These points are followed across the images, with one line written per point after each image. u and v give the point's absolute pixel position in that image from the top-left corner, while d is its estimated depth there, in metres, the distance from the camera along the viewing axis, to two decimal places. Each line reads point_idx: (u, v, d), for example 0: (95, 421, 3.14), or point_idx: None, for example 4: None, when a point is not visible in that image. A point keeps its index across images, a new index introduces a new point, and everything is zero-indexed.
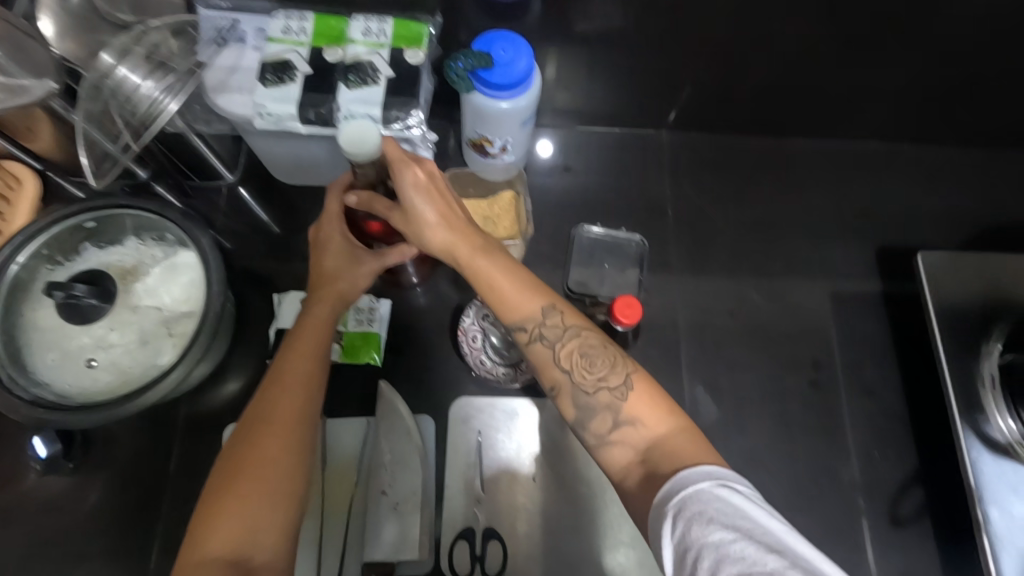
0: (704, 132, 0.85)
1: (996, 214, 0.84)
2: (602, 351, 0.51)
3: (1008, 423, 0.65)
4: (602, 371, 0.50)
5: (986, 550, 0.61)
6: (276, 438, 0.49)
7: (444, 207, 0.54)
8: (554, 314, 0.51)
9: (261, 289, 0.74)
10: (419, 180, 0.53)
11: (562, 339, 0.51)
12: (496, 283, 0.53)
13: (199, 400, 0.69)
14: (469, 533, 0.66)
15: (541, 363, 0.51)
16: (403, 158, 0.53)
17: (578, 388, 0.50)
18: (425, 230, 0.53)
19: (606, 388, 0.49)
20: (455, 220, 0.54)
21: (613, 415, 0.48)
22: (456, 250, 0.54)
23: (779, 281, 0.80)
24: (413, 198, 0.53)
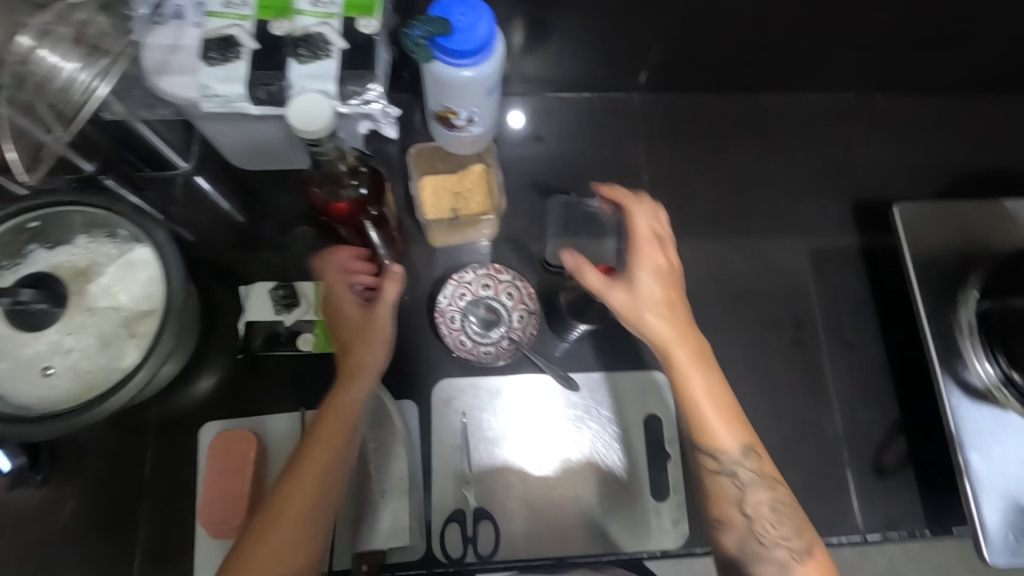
0: (678, 91, 0.83)
1: (968, 160, 0.84)
2: (789, 507, 0.54)
3: (986, 367, 0.66)
4: (785, 530, 0.53)
5: (968, 494, 0.63)
6: (305, 520, 0.51)
7: (671, 299, 0.56)
8: (752, 456, 0.55)
9: (226, 281, 0.71)
10: (659, 266, 0.56)
11: (752, 484, 0.54)
12: (702, 409, 0.54)
13: (172, 399, 0.67)
14: (459, 515, 0.65)
15: (721, 494, 0.54)
16: (653, 243, 0.57)
17: (753, 534, 0.53)
18: (648, 313, 0.55)
19: (784, 546, 0.53)
20: (684, 322, 0.56)
21: (779, 570, 0.52)
22: (671, 350, 0.55)
23: (757, 241, 0.80)
24: (647, 281, 0.55)
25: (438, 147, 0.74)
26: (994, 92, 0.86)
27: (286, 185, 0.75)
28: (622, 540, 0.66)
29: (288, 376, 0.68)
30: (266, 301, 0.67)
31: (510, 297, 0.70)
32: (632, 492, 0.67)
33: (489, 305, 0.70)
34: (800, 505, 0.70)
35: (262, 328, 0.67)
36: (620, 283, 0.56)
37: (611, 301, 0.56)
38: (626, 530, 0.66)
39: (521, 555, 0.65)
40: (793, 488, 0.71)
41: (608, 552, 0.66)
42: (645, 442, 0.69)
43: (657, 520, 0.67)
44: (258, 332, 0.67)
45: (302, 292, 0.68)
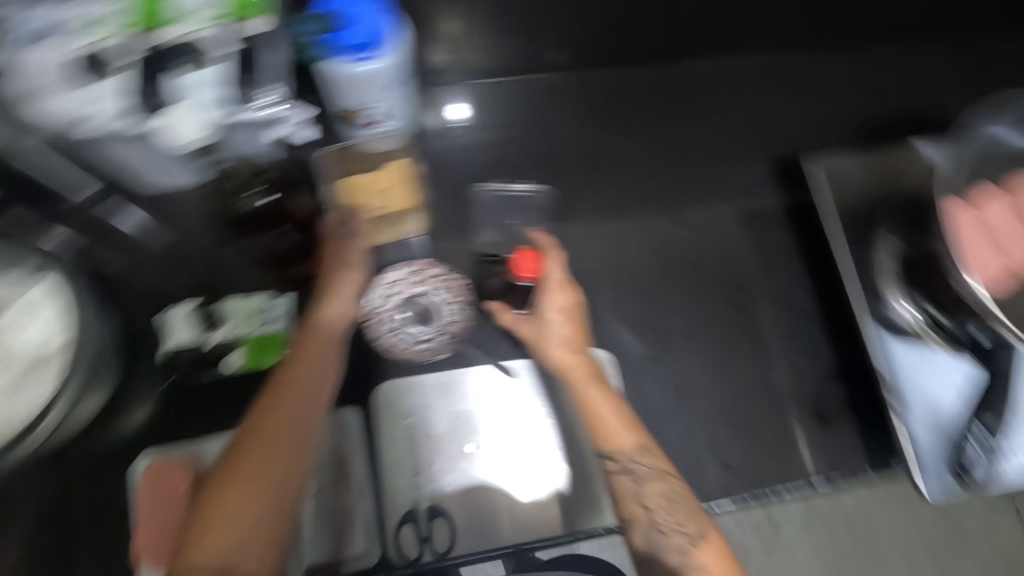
0: (598, 67, 0.82)
1: (879, 108, 0.86)
2: (684, 498, 0.55)
3: (912, 312, 0.68)
4: (682, 517, 0.53)
5: (899, 429, 0.65)
6: (285, 442, 0.50)
7: (570, 331, 0.67)
8: (645, 454, 0.57)
9: (145, 306, 0.68)
10: (561, 303, 0.68)
11: (648, 479, 0.55)
12: (600, 415, 0.60)
13: (96, 436, 0.64)
14: (413, 514, 0.64)
15: (623, 493, 0.55)
16: (559, 281, 0.69)
17: (654, 525, 0.53)
18: (548, 341, 0.66)
19: (681, 532, 0.52)
20: (578, 347, 0.66)
21: (679, 555, 0.51)
22: (568, 371, 0.64)
23: (685, 208, 0.80)
24: (551, 314, 0.68)
25: (346, 148, 0.68)
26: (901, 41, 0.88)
27: None
28: (578, 520, 0.66)
29: (221, 397, 0.66)
30: (189, 323, 0.66)
31: (443, 294, 0.71)
32: (583, 470, 0.68)
33: (421, 304, 0.71)
34: (747, 460, 0.72)
35: (187, 352, 0.65)
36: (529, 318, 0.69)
37: (524, 333, 0.69)
38: (581, 509, 0.66)
39: (478, 548, 0.64)
40: (740, 445, 0.72)
41: (566, 534, 0.65)
42: None
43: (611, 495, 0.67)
44: (184, 356, 0.65)
45: (226, 310, 0.67)
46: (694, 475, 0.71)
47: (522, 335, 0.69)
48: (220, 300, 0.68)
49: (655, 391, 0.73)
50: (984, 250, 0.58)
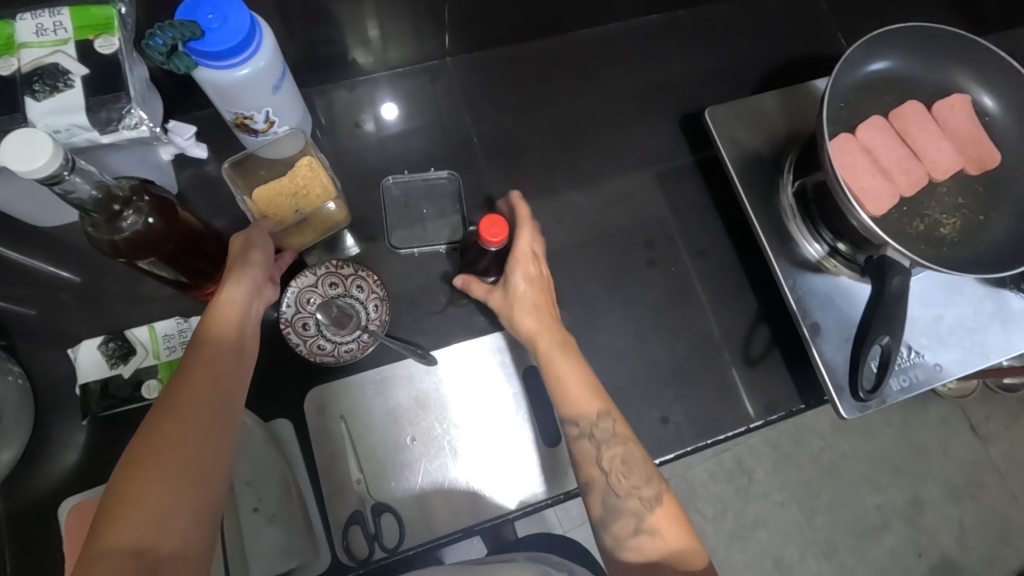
0: (489, 49, 0.83)
1: (774, 55, 0.88)
2: (642, 462, 0.54)
3: (815, 246, 0.71)
4: (638, 480, 0.53)
5: (817, 359, 0.67)
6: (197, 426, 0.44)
7: (540, 300, 0.61)
8: (608, 420, 0.55)
9: (55, 349, 0.66)
10: (530, 273, 0.61)
11: (609, 443, 0.54)
12: (564, 379, 0.57)
13: (20, 490, 0.62)
14: (358, 516, 0.64)
15: (583, 458, 0.54)
16: (526, 253, 0.61)
17: (610, 489, 0.53)
18: (514, 310, 0.61)
19: (637, 496, 0.52)
20: (547, 316, 0.61)
21: (636, 520, 0.51)
22: (537, 340, 0.60)
23: (597, 175, 0.81)
24: (519, 286, 0.61)
25: (250, 156, 0.67)
26: None
27: None
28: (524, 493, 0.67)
29: None
30: (97, 358, 0.64)
31: (360, 290, 0.69)
32: (524, 444, 0.69)
33: (342, 303, 0.68)
34: (687, 413, 0.73)
35: (100, 387, 0.63)
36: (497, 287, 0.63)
37: (492, 299, 0.64)
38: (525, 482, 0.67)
39: (430, 536, 0.65)
40: (678, 399, 0.73)
41: (516, 509, 0.66)
42: (527, 393, 0.71)
43: (554, 465, 0.68)
44: (93, 394, 0.63)
45: (135, 339, 0.64)
46: (636, 433, 0.71)
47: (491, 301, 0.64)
48: (128, 330, 0.65)
49: (588, 358, 0.74)
50: (872, 180, 0.63)
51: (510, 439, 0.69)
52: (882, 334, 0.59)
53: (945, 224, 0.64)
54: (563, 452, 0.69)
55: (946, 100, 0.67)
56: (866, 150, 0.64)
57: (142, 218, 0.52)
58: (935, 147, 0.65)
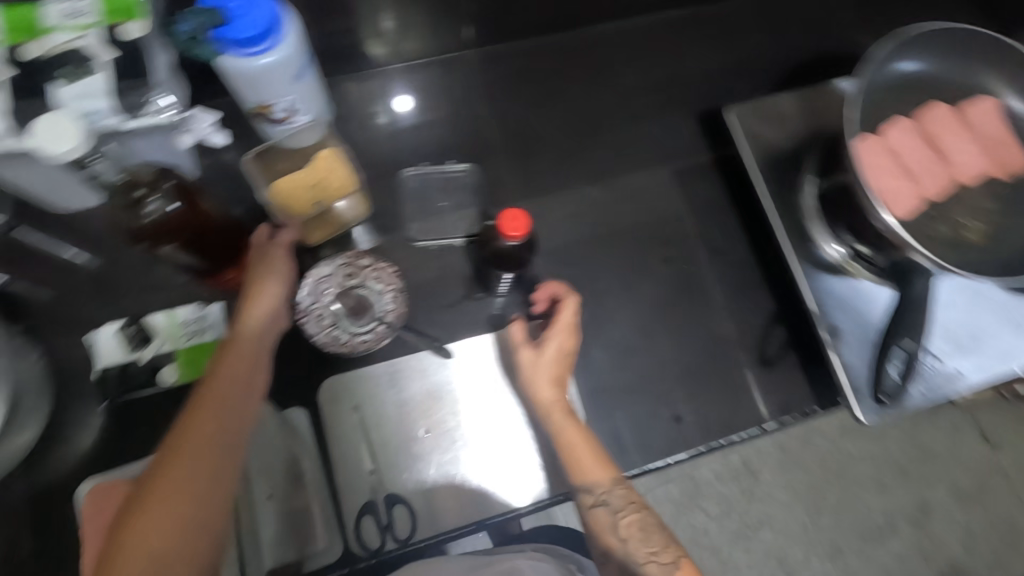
0: (508, 41, 0.83)
1: (796, 51, 0.87)
2: (659, 529, 0.55)
3: (836, 247, 0.70)
4: (655, 546, 0.54)
5: (834, 361, 0.66)
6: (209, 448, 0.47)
7: (563, 375, 0.63)
8: (620, 487, 0.57)
9: (69, 333, 0.66)
10: (565, 347, 0.63)
11: (625, 509, 0.56)
12: (575, 450, 0.59)
13: (36, 473, 0.62)
14: (371, 505, 0.64)
15: (600, 527, 0.55)
16: (566, 327, 0.63)
17: (630, 558, 0.54)
18: (537, 377, 0.62)
19: (656, 562, 0.53)
20: (564, 391, 0.63)
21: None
22: (551, 414, 0.61)
23: (614, 170, 0.81)
24: (547, 354, 0.63)
25: (272, 146, 0.68)
26: None
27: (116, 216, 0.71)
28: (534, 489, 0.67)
29: (159, 415, 0.64)
30: (116, 344, 0.64)
31: (377, 282, 0.69)
32: (537, 439, 0.69)
33: (359, 295, 0.69)
34: (698, 413, 0.73)
35: (119, 371, 0.64)
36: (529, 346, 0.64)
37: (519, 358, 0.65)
38: (536, 479, 0.67)
39: (439, 529, 0.65)
40: (690, 399, 0.73)
41: (526, 505, 0.66)
42: None
43: (565, 461, 0.68)
44: (114, 378, 0.64)
45: (153, 326, 0.65)
46: (649, 431, 0.71)
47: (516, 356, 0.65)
48: (146, 316, 0.65)
49: (602, 355, 0.73)
50: (897, 182, 0.62)
51: (521, 435, 0.69)
52: (904, 337, 0.64)
53: (969, 229, 0.64)
54: None
55: (974, 100, 0.65)
56: (893, 152, 0.63)
57: (164, 204, 0.53)
58: (961, 150, 0.64)
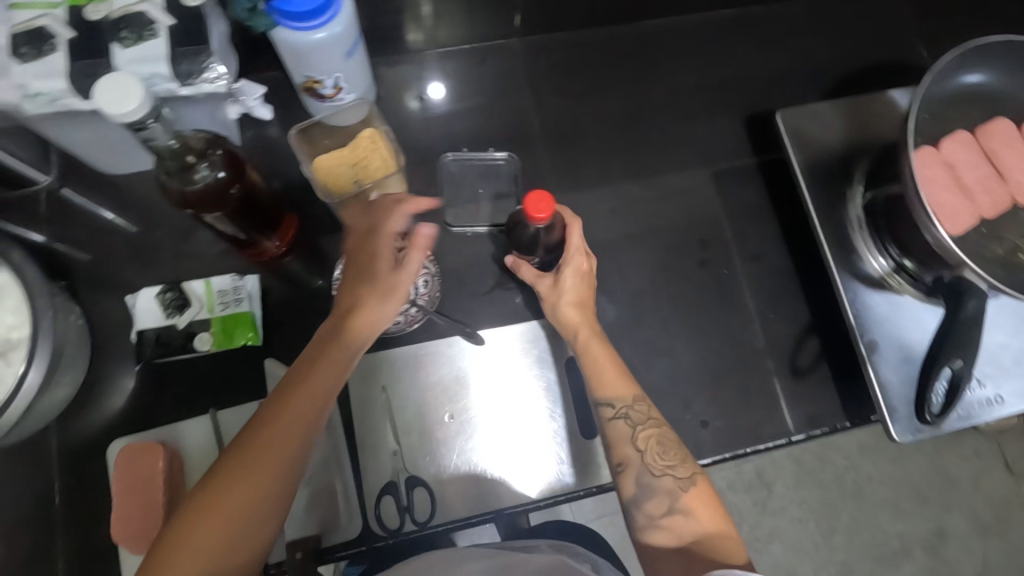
0: (557, 31, 0.82)
1: (850, 58, 0.85)
2: (676, 445, 0.56)
3: (880, 261, 0.68)
4: (672, 461, 0.55)
5: (871, 376, 0.65)
6: (265, 476, 0.46)
7: (586, 294, 0.63)
8: (642, 404, 0.57)
9: (114, 295, 0.68)
10: (582, 268, 0.63)
11: (644, 424, 0.56)
12: (600, 361, 0.59)
13: (74, 427, 0.65)
14: (392, 486, 0.64)
15: (617, 438, 0.56)
16: (579, 248, 0.63)
17: (645, 469, 0.55)
18: (562, 302, 0.62)
19: (671, 476, 0.54)
20: (587, 308, 0.63)
21: (670, 500, 0.53)
22: (577, 330, 0.62)
23: (655, 168, 0.80)
24: (568, 281, 0.63)
25: (315, 121, 0.69)
26: None
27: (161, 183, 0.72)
28: (555, 483, 0.67)
29: (192, 381, 0.65)
30: (154, 307, 0.65)
31: None
32: (561, 434, 0.68)
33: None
34: (724, 419, 0.72)
35: (155, 334, 0.64)
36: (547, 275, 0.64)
37: (539, 287, 0.65)
38: (557, 473, 0.67)
39: (459, 515, 0.65)
40: (717, 404, 0.72)
41: (546, 498, 0.66)
42: (569, 384, 0.70)
43: (588, 458, 0.67)
44: (149, 341, 0.64)
45: (191, 292, 0.65)
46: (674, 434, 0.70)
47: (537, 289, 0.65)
48: (184, 282, 0.66)
49: (631, 353, 0.73)
50: (951, 198, 0.61)
51: (546, 428, 0.68)
52: (954, 359, 0.61)
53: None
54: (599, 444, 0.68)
55: None
56: (948, 166, 0.62)
57: (214, 172, 0.53)
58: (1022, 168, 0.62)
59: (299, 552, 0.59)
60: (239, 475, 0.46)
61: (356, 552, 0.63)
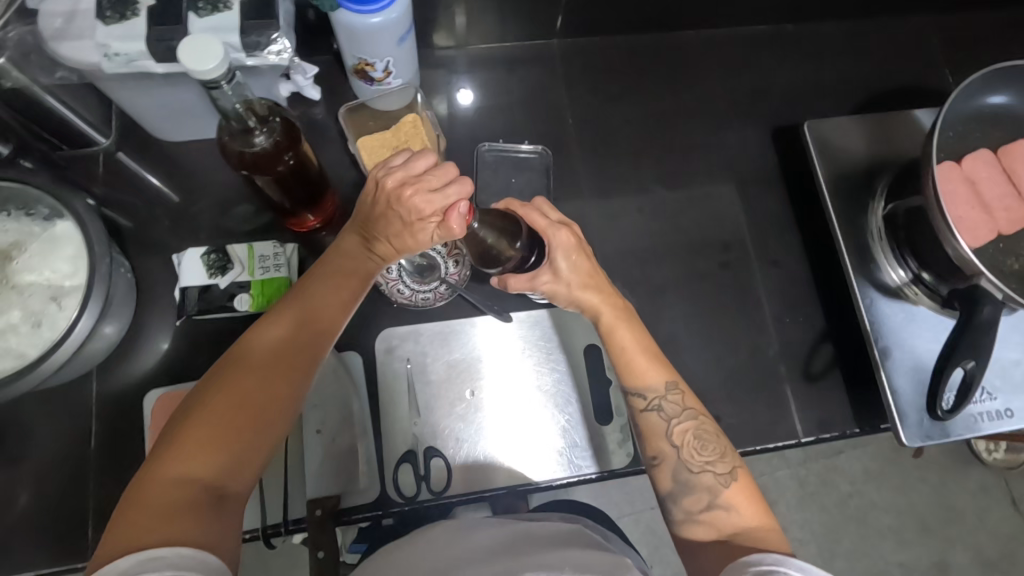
0: (596, 35, 0.85)
1: (877, 79, 0.88)
2: (715, 437, 0.55)
3: (899, 272, 0.70)
4: (711, 455, 0.54)
5: (883, 381, 0.67)
6: (271, 391, 0.46)
7: (589, 268, 0.60)
8: (676, 392, 0.56)
9: (161, 253, 0.72)
10: (569, 244, 0.59)
11: (679, 417, 0.56)
12: (628, 350, 0.58)
13: (116, 374, 0.68)
14: (410, 455, 0.67)
15: (652, 432, 0.56)
16: (552, 224, 0.59)
17: (682, 464, 0.54)
18: (571, 291, 0.59)
19: (711, 472, 0.53)
20: (600, 285, 0.59)
21: (709, 496, 0.53)
22: (600, 311, 0.59)
23: (682, 170, 0.82)
24: (563, 264, 0.59)
25: (363, 103, 0.73)
26: (895, 14, 0.90)
27: (211, 152, 0.76)
28: (567, 464, 0.69)
29: (229, 340, 0.69)
30: (198, 266, 0.69)
31: (443, 245, 0.71)
32: (576, 418, 0.70)
33: (431, 256, 0.72)
34: (736, 416, 0.73)
35: (198, 291, 0.68)
36: (541, 271, 0.59)
37: (540, 288, 0.60)
38: (570, 455, 0.69)
39: (473, 488, 0.67)
40: (730, 401, 0.74)
41: (558, 478, 0.68)
42: (587, 371, 0.72)
43: (601, 443, 0.70)
44: (192, 299, 0.68)
45: (234, 254, 0.69)
46: None
47: (540, 290, 0.60)
48: (228, 245, 0.69)
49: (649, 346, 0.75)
50: (971, 212, 0.64)
51: (561, 411, 0.71)
52: (966, 359, 0.59)
53: None
54: (613, 430, 0.70)
55: None
56: (969, 182, 0.65)
57: (271, 138, 0.56)
58: None
59: (319, 510, 0.62)
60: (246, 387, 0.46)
61: (372, 515, 0.65)
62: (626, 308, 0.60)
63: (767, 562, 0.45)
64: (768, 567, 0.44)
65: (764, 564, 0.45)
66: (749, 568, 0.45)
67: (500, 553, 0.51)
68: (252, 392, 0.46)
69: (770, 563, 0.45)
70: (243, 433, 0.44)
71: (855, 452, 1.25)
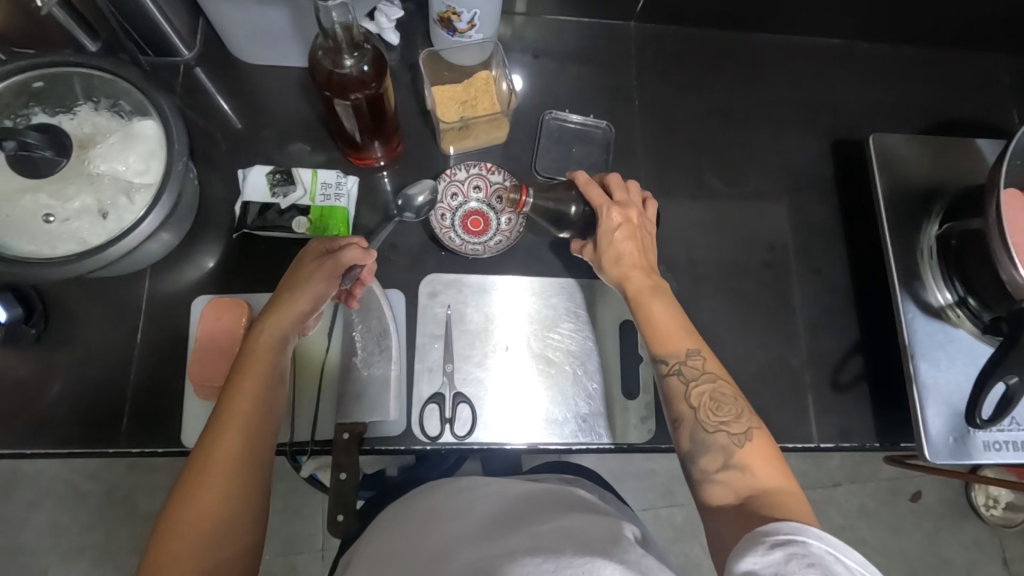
0: (674, 24, 0.86)
1: (947, 107, 0.88)
2: (731, 399, 0.56)
3: (944, 294, 0.71)
4: (726, 416, 0.55)
5: (914, 396, 0.67)
6: (255, 488, 0.50)
7: (632, 249, 0.63)
8: (697, 357, 0.58)
9: (227, 169, 0.75)
10: (617, 224, 0.62)
11: (697, 380, 0.57)
12: (654, 317, 0.60)
13: (169, 276, 0.70)
14: (438, 397, 0.68)
15: (673, 394, 0.57)
16: (606, 203, 0.63)
17: (699, 424, 0.55)
18: (605, 263, 0.63)
19: (725, 431, 0.54)
20: (636, 258, 0.63)
21: (724, 456, 0.53)
22: (629, 281, 0.62)
23: (739, 167, 0.83)
24: (609, 239, 0.63)
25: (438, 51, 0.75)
26: (973, 49, 0.90)
27: (285, 79, 0.78)
28: (588, 433, 0.70)
29: (279, 259, 0.71)
30: (262, 185, 0.72)
31: (500, 203, 0.76)
32: (606, 389, 0.71)
33: (434, 185, 0.74)
34: (759, 412, 0.74)
35: (259, 207, 0.70)
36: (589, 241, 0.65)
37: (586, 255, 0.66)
38: (594, 424, 0.70)
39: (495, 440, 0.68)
40: (755, 396, 0.75)
41: (579, 442, 0.69)
42: (620, 344, 0.73)
43: (625, 417, 0.70)
44: (251, 214, 0.70)
45: (300, 179, 0.72)
46: None
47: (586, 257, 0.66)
48: (295, 168, 0.73)
49: None
50: None
51: (590, 380, 0.72)
52: (1010, 374, 0.60)
53: None
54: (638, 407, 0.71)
55: None
56: None
57: (359, 63, 0.58)
58: None
59: (347, 434, 0.63)
60: (204, 516, 0.47)
61: (395, 448, 0.67)
62: (656, 279, 0.63)
63: (784, 532, 0.43)
64: (786, 535, 0.43)
65: (782, 533, 0.43)
66: (766, 537, 0.43)
67: (504, 530, 0.48)
68: (199, 508, 0.47)
69: (789, 531, 0.43)
70: (206, 545, 0.46)
71: (854, 486, 1.25)
